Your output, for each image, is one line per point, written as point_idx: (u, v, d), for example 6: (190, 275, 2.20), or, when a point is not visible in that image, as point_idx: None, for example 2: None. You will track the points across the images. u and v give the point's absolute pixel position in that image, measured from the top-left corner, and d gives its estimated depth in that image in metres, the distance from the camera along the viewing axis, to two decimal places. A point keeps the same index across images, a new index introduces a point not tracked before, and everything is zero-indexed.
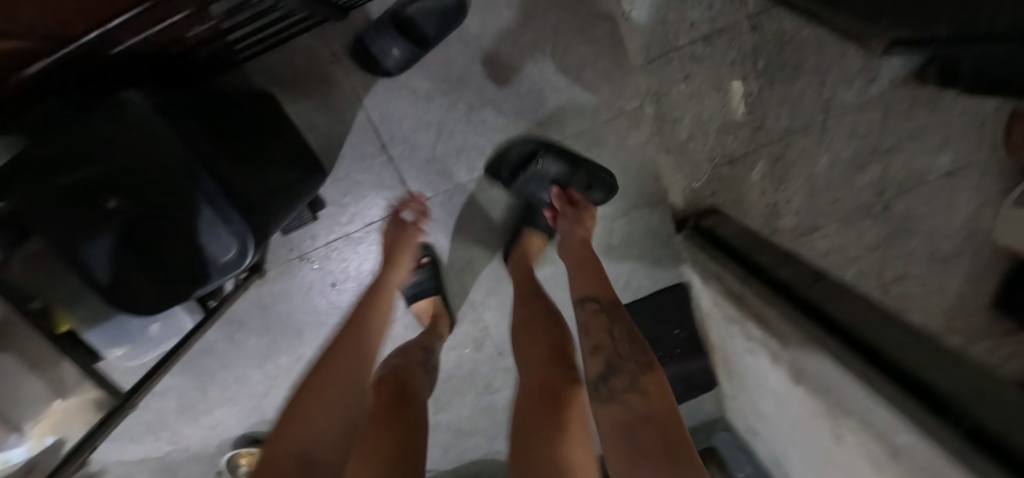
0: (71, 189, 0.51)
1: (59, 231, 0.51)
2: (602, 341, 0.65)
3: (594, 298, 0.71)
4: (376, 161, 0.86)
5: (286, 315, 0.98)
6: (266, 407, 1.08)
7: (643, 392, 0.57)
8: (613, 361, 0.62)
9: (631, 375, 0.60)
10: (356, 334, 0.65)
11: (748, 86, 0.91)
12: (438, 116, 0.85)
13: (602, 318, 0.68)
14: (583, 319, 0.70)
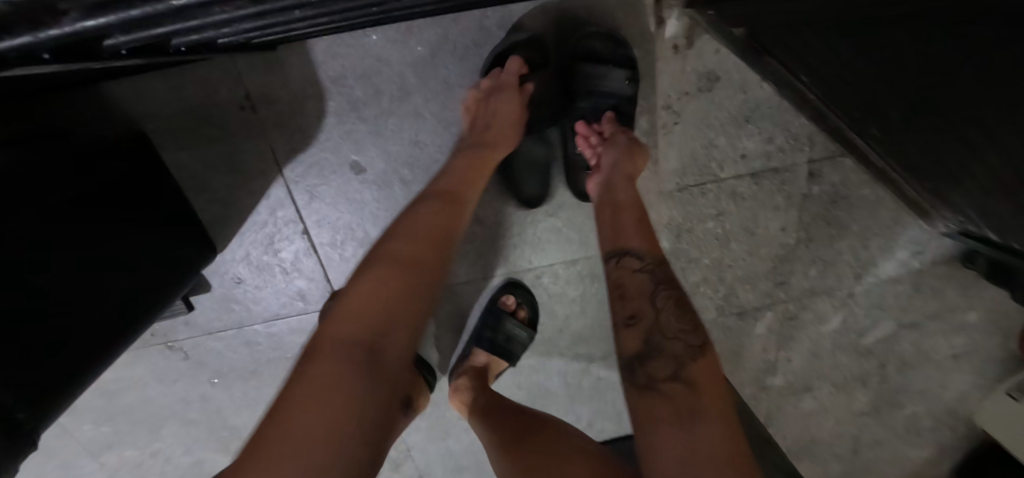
0: None
1: None
2: (640, 309, 0.46)
3: (639, 253, 0.48)
4: (291, 245, 0.63)
5: (134, 408, 0.72)
6: None
7: (690, 383, 0.41)
8: (654, 335, 0.44)
9: (675, 357, 0.42)
10: (426, 239, 0.41)
11: (785, 237, 0.73)
12: (389, 207, 0.62)
13: (643, 281, 0.47)
14: (613, 279, 0.49)
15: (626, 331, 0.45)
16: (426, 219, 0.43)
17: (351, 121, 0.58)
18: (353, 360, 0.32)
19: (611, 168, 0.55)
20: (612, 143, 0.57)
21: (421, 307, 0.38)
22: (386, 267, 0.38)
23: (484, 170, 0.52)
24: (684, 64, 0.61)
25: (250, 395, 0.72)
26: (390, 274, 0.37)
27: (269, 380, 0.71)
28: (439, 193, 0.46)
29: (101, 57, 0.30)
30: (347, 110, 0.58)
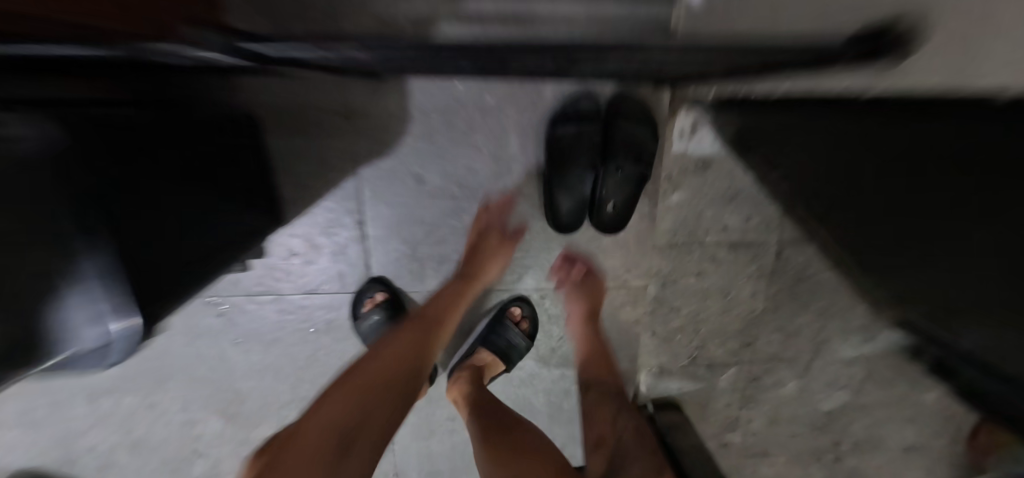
0: None
1: None
2: (605, 438, 0.65)
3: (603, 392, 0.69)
4: (346, 233, 0.75)
5: (158, 353, 0.80)
6: (79, 449, 0.86)
7: None
8: (615, 460, 0.61)
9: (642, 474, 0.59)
10: (432, 326, 0.63)
11: (753, 303, 0.86)
12: (435, 216, 0.75)
13: (610, 411, 0.67)
14: (587, 407, 0.70)
15: (594, 455, 0.64)
16: (449, 299, 0.68)
17: (422, 140, 0.73)
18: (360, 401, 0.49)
19: (576, 302, 0.76)
20: (576, 277, 0.76)
21: (416, 385, 0.56)
22: (416, 335, 0.60)
23: (473, 287, 0.71)
24: (688, 148, 0.78)
25: (269, 359, 0.81)
26: (401, 341, 0.58)
27: (291, 347, 0.80)
28: (446, 298, 0.68)
29: None
30: (422, 130, 0.72)
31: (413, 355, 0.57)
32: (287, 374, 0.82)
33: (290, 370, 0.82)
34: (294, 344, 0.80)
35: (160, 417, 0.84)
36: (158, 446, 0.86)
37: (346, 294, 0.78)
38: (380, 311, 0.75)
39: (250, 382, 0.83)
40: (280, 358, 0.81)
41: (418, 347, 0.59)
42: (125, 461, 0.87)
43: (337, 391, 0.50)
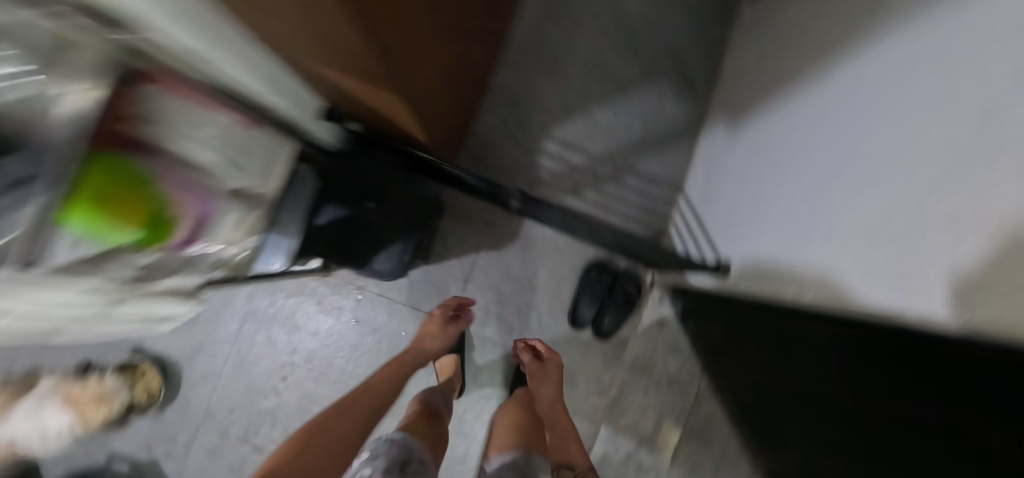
0: (370, 180, 0.97)
1: (353, 187, 0.96)
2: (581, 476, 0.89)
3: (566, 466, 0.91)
4: (454, 282, 1.26)
5: (302, 308, 1.23)
6: (203, 352, 1.21)
7: None
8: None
9: None
10: (384, 380, 0.90)
11: (676, 429, 1.26)
12: (505, 293, 1.27)
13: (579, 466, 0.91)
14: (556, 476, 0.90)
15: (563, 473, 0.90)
16: (391, 371, 0.93)
17: (515, 248, 1.27)
18: (333, 439, 0.74)
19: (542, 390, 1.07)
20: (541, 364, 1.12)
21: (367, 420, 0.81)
22: (361, 392, 0.85)
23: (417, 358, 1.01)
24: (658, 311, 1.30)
25: (366, 341, 1.24)
26: (360, 394, 0.84)
27: (385, 338, 1.25)
28: (396, 367, 0.95)
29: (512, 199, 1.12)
30: (518, 244, 1.27)
31: (361, 405, 0.82)
32: (371, 355, 1.24)
33: (375, 353, 1.24)
34: (387, 336, 1.25)
35: (270, 351, 1.23)
36: (254, 372, 1.22)
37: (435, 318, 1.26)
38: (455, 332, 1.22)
39: (344, 351, 1.24)
40: (371, 342, 1.24)
41: (369, 399, 0.84)
42: (225, 374, 1.21)
43: (321, 424, 0.76)
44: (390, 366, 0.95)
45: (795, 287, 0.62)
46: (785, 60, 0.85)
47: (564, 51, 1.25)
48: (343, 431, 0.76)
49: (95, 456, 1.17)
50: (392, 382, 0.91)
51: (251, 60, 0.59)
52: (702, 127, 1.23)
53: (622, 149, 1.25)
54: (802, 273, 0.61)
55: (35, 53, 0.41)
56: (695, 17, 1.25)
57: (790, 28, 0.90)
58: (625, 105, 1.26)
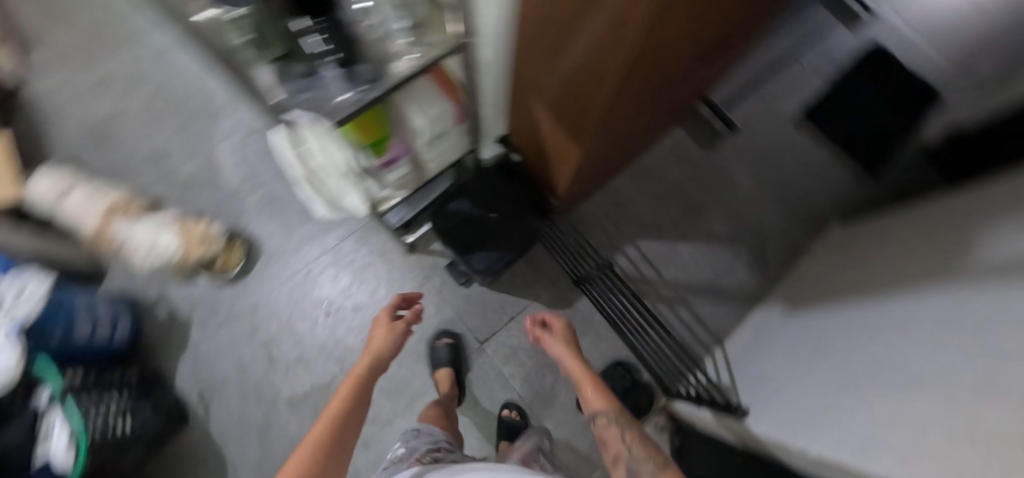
0: (503, 195, 1.11)
1: (487, 194, 1.10)
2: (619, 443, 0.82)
3: (603, 412, 0.87)
4: (500, 315, 1.36)
5: (373, 267, 1.38)
6: (281, 257, 1.37)
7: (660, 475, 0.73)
8: (629, 445, 0.80)
9: (652, 461, 0.76)
10: (356, 387, 0.84)
11: None
12: (536, 349, 1.34)
13: (613, 427, 0.85)
14: (603, 437, 0.86)
15: (608, 428, 0.85)
16: (358, 379, 0.87)
17: (564, 316, 1.37)
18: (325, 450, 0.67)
19: (559, 351, 1.03)
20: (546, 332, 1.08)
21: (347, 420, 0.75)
22: (337, 404, 0.78)
23: (371, 364, 0.93)
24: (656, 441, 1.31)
25: None
26: (336, 402, 0.79)
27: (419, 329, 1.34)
28: (359, 372, 0.89)
29: (594, 284, 1.32)
30: (569, 314, 1.38)
31: (338, 414, 0.75)
32: None
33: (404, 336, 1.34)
34: (422, 328, 1.34)
35: (328, 286, 1.36)
36: (307, 295, 1.35)
37: (468, 336, 1.35)
38: (445, 347, 1.29)
39: None
40: None
41: (342, 406, 0.77)
42: (285, 284, 1.36)
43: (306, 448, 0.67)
44: (352, 374, 0.89)
45: (814, 446, 0.76)
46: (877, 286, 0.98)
47: (676, 189, 1.49)
48: (327, 454, 0.67)
49: (147, 289, 1.31)
50: (351, 387, 0.85)
51: (491, 72, 0.82)
52: (759, 303, 1.38)
53: (689, 288, 1.41)
54: (830, 440, 0.74)
55: (412, 19, 0.70)
56: (789, 219, 1.47)
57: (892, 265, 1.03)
58: (703, 253, 1.44)
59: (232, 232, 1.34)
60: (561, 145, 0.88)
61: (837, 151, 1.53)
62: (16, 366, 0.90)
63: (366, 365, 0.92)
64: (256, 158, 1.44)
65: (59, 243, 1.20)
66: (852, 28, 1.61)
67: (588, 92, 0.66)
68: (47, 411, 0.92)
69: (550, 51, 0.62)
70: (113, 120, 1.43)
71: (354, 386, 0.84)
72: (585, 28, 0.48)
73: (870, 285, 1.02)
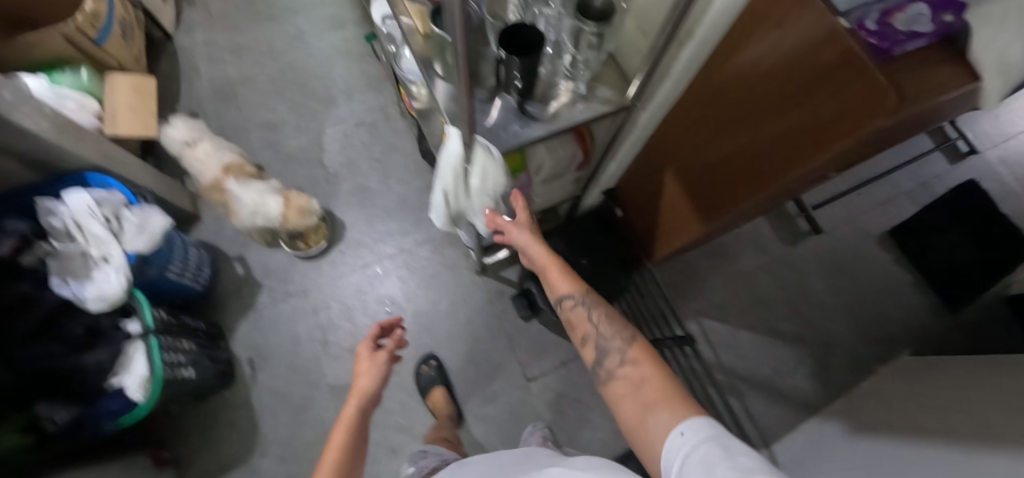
0: (596, 244, 1.13)
1: (581, 240, 1.13)
2: (586, 332, 0.75)
3: (568, 295, 0.78)
4: (551, 356, 1.35)
5: (440, 278, 1.40)
6: (357, 245, 1.41)
7: (631, 361, 0.65)
8: (599, 337, 0.72)
9: (618, 348, 0.68)
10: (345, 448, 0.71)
11: None
12: (580, 401, 1.31)
13: (580, 311, 0.77)
14: (568, 317, 0.78)
15: (575, 312, 0.77)
16: (345, 433, 0.73)
17: None
18: None
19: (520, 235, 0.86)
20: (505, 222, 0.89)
21: None
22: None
23: (362, 407, 0.77)
24: None
25: (457, 339, 1.35)
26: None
27: (469, 350, 1.35)
28: (345, 423, 0.74)
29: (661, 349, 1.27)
30: None
31: None
32: (450, 351, 1.34)
33: (453, 353, 1.34)
34: (473, 350, 1.35)
35: (394, 285, 1.38)
36: (372, 288, 1.37)
37: (515, 370, 1.33)
38: (429, 369, 1.29)
39: (436, 332, 1.36)
40: (461, 342, 1.35)
41: None
42: (354, 273, 1.38)
43: None
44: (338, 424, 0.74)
45: None
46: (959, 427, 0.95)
47: (748, 276, 1.48)
48: None
49: (231, 245, 1.37)
50: (335, 447, 0.71)
51: (631, 143, 0.90)
52: (816, 413, 1.34)
53: (743, 378, 1.38)
54: None
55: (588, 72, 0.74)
56: (857, 335, 1.44)
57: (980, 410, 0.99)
58: (767, 347, 1.41)
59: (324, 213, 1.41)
60: (681, 218, 0.93)
61: (919, 278, 1.50)
62: (120, 292, 0.95)
63: (354, 408, 0.77)
64: (358, 148, 1.50)
65: (169, 185, 1.27)
66: (948, 161, 1.61)
67: (724, 187, 0.78)
68: (134, 342, 0.95)
69: (719, 136, 0.74)
70: (239, 84, 1.54)
71: (342, 448, 0.70)
72: (784, 120, 0.62)
73: (948, 430, 0.98)
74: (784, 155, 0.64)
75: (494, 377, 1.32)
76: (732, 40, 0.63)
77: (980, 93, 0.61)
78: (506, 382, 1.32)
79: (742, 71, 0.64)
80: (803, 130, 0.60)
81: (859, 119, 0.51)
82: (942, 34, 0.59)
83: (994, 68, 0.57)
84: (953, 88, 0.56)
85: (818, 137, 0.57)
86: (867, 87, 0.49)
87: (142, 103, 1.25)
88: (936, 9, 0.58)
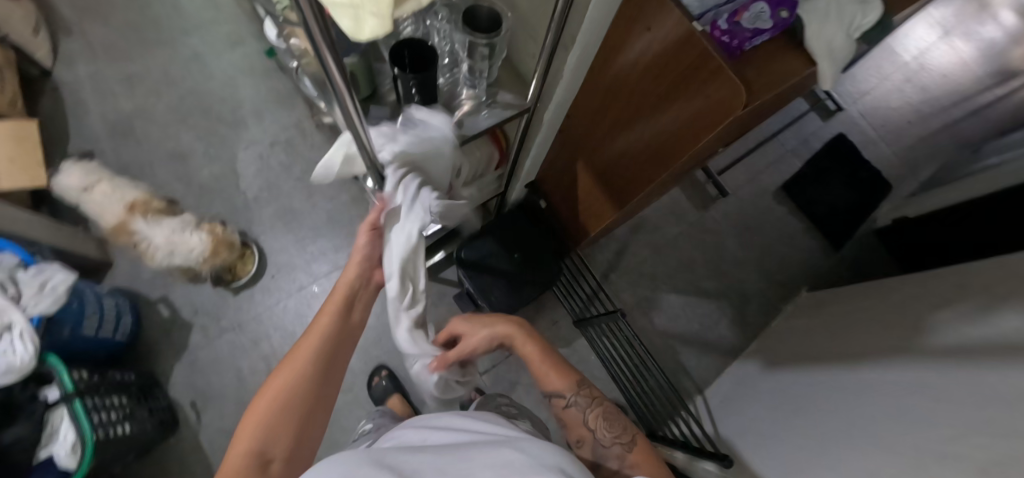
0: (526, 236, 1.21)
1: (513, 235, 1.20)
2: (581, 435, 0.72)
3: (559, 394, 0.75)
4: (500, 346, 1.41)
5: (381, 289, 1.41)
6: (289, 269, 1.37)
7: (631, 465, 0.63)
8: (596, 446, 0.69)
9: (618, 456, 0.66)
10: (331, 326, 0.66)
11: None
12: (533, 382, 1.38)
13: (574, 412, 0.74)
14: (562, 416, 0.76)
15: (569, 412, 0.75)
16: (336, 304, 0.66)
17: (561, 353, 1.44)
18: (284, 429, 0.60)
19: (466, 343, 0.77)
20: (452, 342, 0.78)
21: (316, 381, 0.64)
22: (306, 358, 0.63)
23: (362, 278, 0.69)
24: None
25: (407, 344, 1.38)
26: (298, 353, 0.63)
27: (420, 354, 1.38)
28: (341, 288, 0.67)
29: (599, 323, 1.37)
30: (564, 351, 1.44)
31: (307, 378, 0.62)
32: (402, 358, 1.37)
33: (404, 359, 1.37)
34: None
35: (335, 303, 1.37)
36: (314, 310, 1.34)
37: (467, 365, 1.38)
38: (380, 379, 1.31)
39: (384, 342, 1.37)
40: None
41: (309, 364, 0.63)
42: (290, 298, 1.35)
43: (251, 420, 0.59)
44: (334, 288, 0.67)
45: None
46: (852, 356, 1.12)
47: (669, 245, 1.63)
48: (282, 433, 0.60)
49: (152, 287, 1.30)
50: (322, 319, 0.65)
51: (544, 139, 0.94)
52: (739, 356, 1.52)
53: (674, 337, 1.53)
54: None
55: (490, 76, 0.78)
56: (765, 282, 1.63)
57: (867, 336, 1.17)
58: (694, 304, 1.58)
59: (250, 242, 1.36)
60: (597, 204, 1.00)
61: (811, 225, 1.72)
62: (29, 362, 0.89)
63: (351, 276, 0.67)
64: (274, 169, 1.45)
65: (70, 234, 1.19)
66: (822, 120, 1.83)
67: (635, 169, 0.84)
68: (57, 407, 0.92)
69: (620, 125, 0.80)
70: (136, 116, 1.44)
71: (327, 330, 0.65)
72: (671, 108, 0.68)
73: (839, 356, 1.16)
74: (671, 146, 0.73)
75: None
76: (611, 46, 0.71)
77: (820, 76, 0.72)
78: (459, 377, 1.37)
79: (630, 64, 0.69)
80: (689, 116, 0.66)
81: (726, 110, 0.59)
82: (782, 26, 0.68)
83: (824, 53, 0.67)
84: (795, 77, 0.67)
85: (704, 120, 0.63)
86: (725, 85, 0.58)
87: (23, 150, 1.19)
88: (776, 6, 0.64)
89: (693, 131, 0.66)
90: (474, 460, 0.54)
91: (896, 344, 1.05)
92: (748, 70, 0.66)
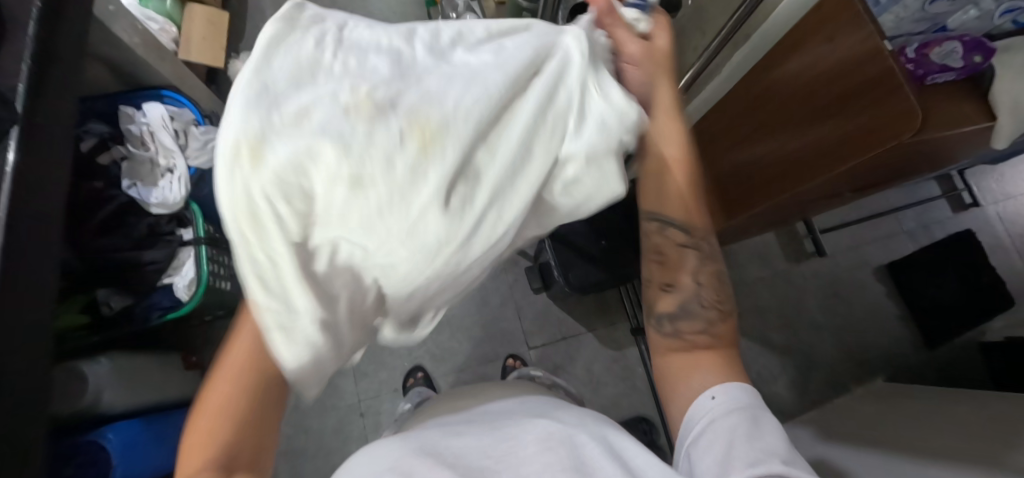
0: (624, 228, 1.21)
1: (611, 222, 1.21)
2: (679, 280, 0.60)
3: (678, 224, 0.57)
4: (553, 328, 1.43)
5: None
6: None
7: (712, 335, 0.58)
8: (688, 302, 0.59)
9: (705, 320, 0.59)
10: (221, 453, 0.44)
11: None
12: (575, 373, 1.39)
13: (686, 250, 0.59)
14: (658, 241, 0.59)
15: (674, 247, 0.59)
16: (212, 429, 0.44)
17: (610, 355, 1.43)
18: None
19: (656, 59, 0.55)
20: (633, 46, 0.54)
21: None
22: None
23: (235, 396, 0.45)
24: None
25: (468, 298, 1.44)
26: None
27: (477, 311, 1.43)
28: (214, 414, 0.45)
29: None
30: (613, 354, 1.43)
31: None
32: (460, 309, 1.43)
33: (463, 311, 1.43)
34: (481, 312, 1.43)
35: None
36: None
37: (517, 335, 1.42)
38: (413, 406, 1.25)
39: None
40: (472, 303, 1.44)
41: None
42: None
43: None
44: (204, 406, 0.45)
45: None
46: (924, 450, 1.03)
47: (746, 286, 1.58)
48: None
49: None
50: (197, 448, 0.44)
51: None
52: (789, 419, 1.44)
53: None
54: None
55: None
56: (839, 355, 1.54)
57: (949, 436, 1.07)
58: (756, 353, 1.51)
59: None
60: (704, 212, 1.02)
61: (905, 314, 1.59)
62: (178, 201, 1.05)
63: (219, 395, 0.45)
64: None
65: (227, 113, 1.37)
66: (950, 209, 1.69)
67: (757, 180, 0.84)
68: (186, 247, 1.06)
69: (758, 133, 0.81)
70: None
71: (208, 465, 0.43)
72: (825, 125, 0.68)
73: (909, 446, 1.07)
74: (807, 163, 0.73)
75: (496, 338, 1.41)
76: (778, 52, 0.72)
77: (995, 131, 0.69)
78: (508, 345, 1.41)
79: (794, 71, 0.70)
80: (841, 137, 0.66)
81: (896, 130, 0.58)
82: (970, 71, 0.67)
83: (1009, 110, 0.65)
84: (973, 121, 0.65)
85: (863, 142, 0.62)
86: (894, 105, 0.58)
87: (212, 33, 1.39)
88: (971, 49, 0.64)
89: (840, 154, 0.66)
90: (516, 436, 0.57)
91: (983, 451, 0.95)
92: (923, 102, 0.65)
